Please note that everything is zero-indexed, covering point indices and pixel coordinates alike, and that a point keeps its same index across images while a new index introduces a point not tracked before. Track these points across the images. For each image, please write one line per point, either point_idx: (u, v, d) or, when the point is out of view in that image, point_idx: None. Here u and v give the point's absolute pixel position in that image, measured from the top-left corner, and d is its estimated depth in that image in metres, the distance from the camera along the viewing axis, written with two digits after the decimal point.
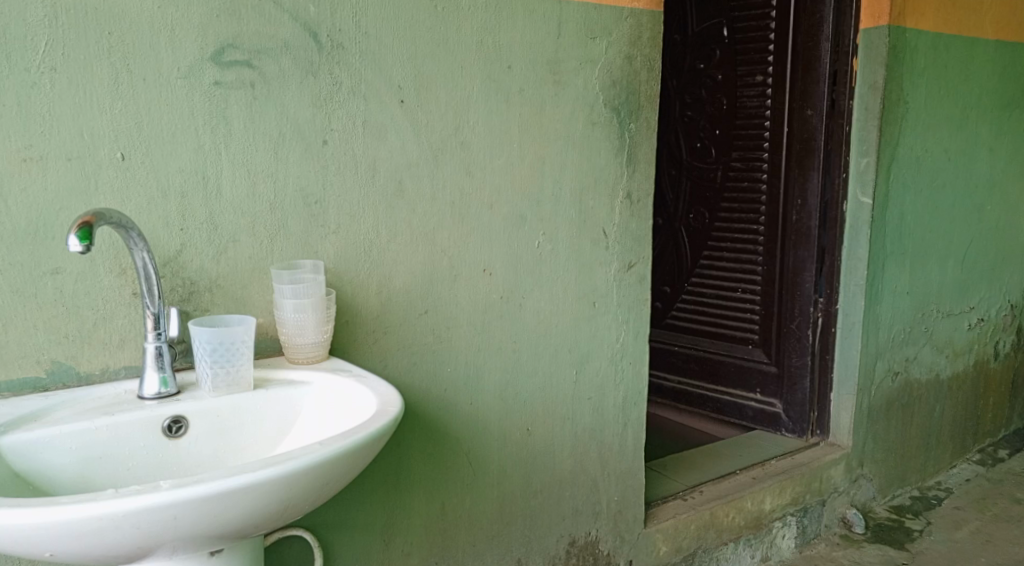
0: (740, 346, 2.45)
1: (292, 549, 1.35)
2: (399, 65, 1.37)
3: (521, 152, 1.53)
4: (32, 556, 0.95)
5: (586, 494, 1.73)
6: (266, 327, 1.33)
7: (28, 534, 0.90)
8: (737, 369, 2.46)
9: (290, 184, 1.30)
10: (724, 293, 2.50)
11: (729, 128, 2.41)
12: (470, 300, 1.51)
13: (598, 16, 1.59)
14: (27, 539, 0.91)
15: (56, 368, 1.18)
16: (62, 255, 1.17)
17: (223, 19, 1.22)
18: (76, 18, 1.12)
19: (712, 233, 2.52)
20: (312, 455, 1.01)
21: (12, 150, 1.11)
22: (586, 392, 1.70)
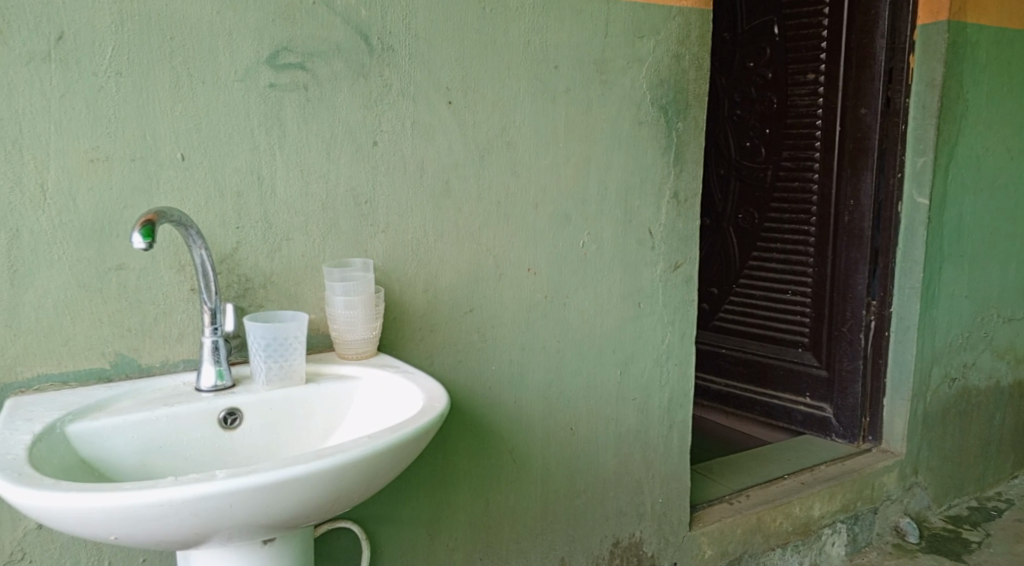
0: (790, 349, 2.41)
1: (341, 541, 1.39)
2: (448, 67, 1.39)
3: (567, 152, 1.54)
4: (98, 539, 0.99)
5: (631, 496, 1.73)
6: (317, 323, 1.37)
7: (95, 518, 0.94)
8: (787, 372, 2.42)
9: (341, 184, 1.33)
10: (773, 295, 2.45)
11: (779, 127, 2.37)
12: (515, 298, 1.52)
13: (646, 15, 1.59)
14: (94, 522, 0.95)
15: (119, 360, 1.24)
16: (126, 252, 1.22)
17: (278, 23, 1.25)
18: (141, 24, 1.17)
19: (761, 234, 2.48)
20: (362, 448, 1.04)
21: (80, 150, 1.16)
22: (631, 392, 1.70)
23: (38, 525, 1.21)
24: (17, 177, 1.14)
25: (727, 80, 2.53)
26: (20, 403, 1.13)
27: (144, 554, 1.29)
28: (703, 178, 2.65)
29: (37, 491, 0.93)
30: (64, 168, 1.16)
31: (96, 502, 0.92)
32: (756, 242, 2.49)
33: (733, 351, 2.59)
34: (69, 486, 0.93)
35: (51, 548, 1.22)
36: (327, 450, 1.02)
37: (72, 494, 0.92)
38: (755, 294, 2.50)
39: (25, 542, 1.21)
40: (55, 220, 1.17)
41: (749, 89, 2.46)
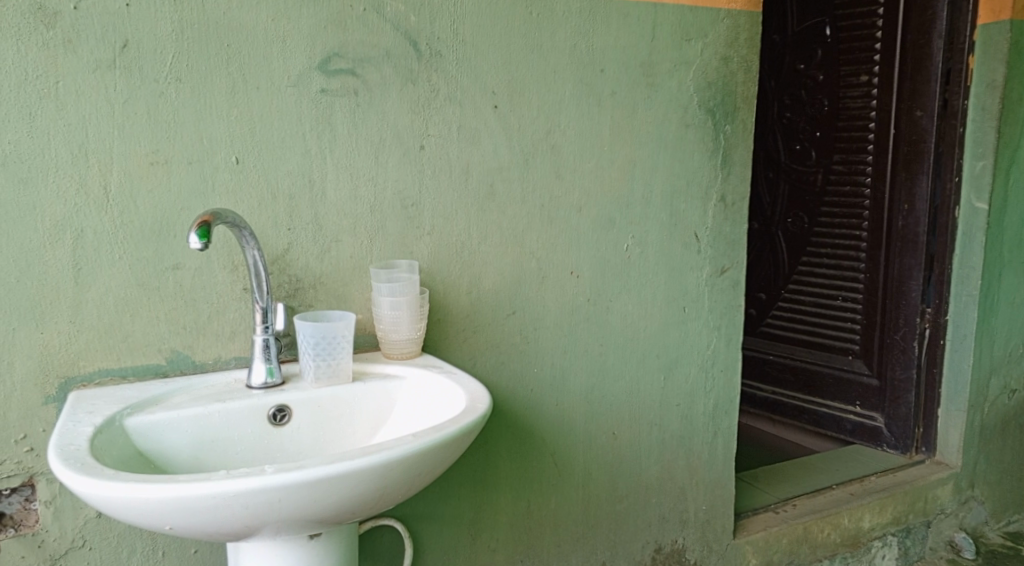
0: (839, 357, 2.34)
1: (384, 539, 1.41)
2: (495, 71, 1.41)
3: (612, 155, 1.54)
4: (153, 529, 1.02)
5: (674, 502, 1.71)
6: (364, 323, 1.39)
7: (152, 507, 0.97)
8: (835, 381, 2.35)
9: (389, 187, 1.36)
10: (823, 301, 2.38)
11: (829, 129, 2.31)
12: (557, 301, 1.52)
13: (694, 18, 1.58)
14: (151, 512, 0.98)
15: (175, 356, 1.28)
16: (183, 252, 1.26)
17: (330, 30, 1.29)
18: (199, 32, 1.21)
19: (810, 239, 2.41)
20: (406, 446, 1.07)
21: (141, 154, 1.21)
22: (674, 398, 1.68)
23: (98, 513, 1.26)
24: (81, 179, 1.19)
25: (778, 82, 2.49)
26: (82, 397, 1.18)
27: (197, 545, 1.33)
28: (752, 181, 2.60)
29: (97, 481, 0.96)
30: (126, 171, 1.21)
31: (153, 492, 0.96)
32: (804, 248, 2.43)
33: (779, 359, 2.53)
34: (127, 477, 0.97)
35: (109, 536, 1.27)
36: (374, 447, 1.04)
37: (131, 485, 0.96)
38: (804, 300, 2.44)
39: (85, 530, 1.25)
40: (116, 221, 1.21)
41: (799, 91, 2.40)
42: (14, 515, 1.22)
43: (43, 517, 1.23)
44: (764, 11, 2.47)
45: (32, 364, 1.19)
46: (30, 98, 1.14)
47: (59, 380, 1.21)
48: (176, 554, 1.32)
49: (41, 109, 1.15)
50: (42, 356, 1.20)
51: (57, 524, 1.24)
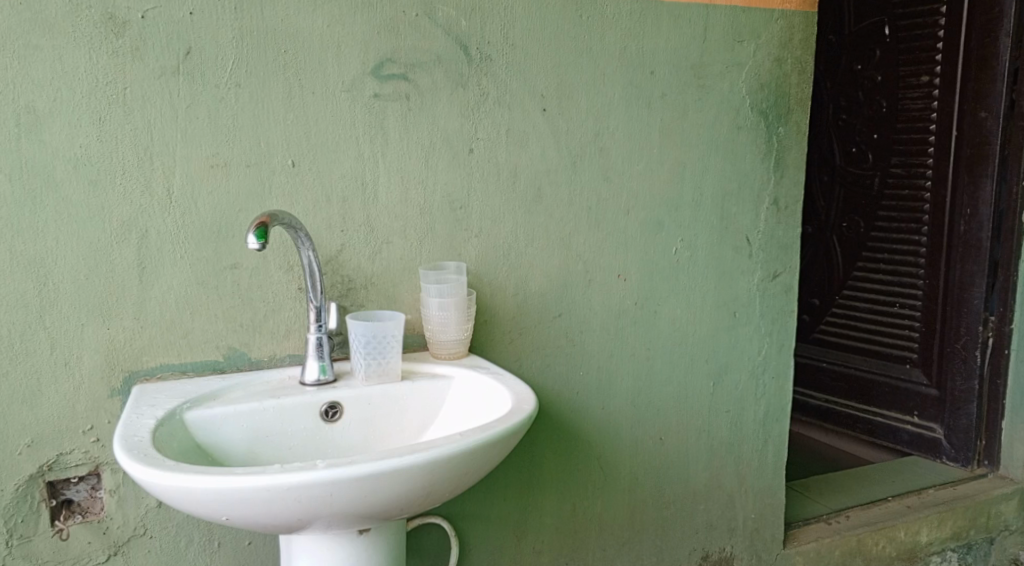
0: (896, 365, 2.27)
1: (430, 536, 1.43)
2: (544, 75, 1.42)
3: (662, 158, 1.53)
4: (211, 519, 1.06)
5: (722, 510, 1.69)
6: (413, 324, 1.41)
7: (209, 498, 1.00)
8: (892, 390, 2.28)
9: (438, 190, 1.38)
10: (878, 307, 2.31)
11: (888, 131, 2.25)
12: (604, 304, 1.52)
13: (747, 19, 1.56)
14: (208, 503, 1.01)
15: (232, 353, 1.33)
16: (240, 252, 1.30)
17: (383, 35, 1.31)
18: (258, 39, 1.25)
19: (866, 244, 2.34)
20: (453, 445, 1.08)
21: (203, 157, 1.26)
22: (724, 404, 1.66)
23: (159, 503, 1.31)
24: (146, 182, 1.24)
25: (833, 83, 2.42)
26: (145, 391, 1.23)
27: (251, 537, 1.37)
28: (806, 184, 2.53)
29: (158, 472, 1.00)
30: (188, 174, 1.25)
31: (209, 483, 0.99)
32: (860, 253, 2.35)
33: (833, 366, 2.45)
34: (187, 469, 1.01)
35: (169, 525, 1.32)
36: (421, 445, 1.06)
37: (188, 475, 1.00)
38: (859, 306, 2.36)
39: (146, 519, 1.31)
40: (178, 221, 1.26)
41: (856, 92, 2.34)
42: (81, 502, 1.28)
43: (108, 505, 1.28)
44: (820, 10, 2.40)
45: (99, 358, 1.25)
46: (100, 104, 1.20)
47: (123, 374, 1.27)
48: (231, 545, 1.36)
49: (110, 115, 1.20)
50: (108, 351, 1.25)
51: (120, 512, 1.29)
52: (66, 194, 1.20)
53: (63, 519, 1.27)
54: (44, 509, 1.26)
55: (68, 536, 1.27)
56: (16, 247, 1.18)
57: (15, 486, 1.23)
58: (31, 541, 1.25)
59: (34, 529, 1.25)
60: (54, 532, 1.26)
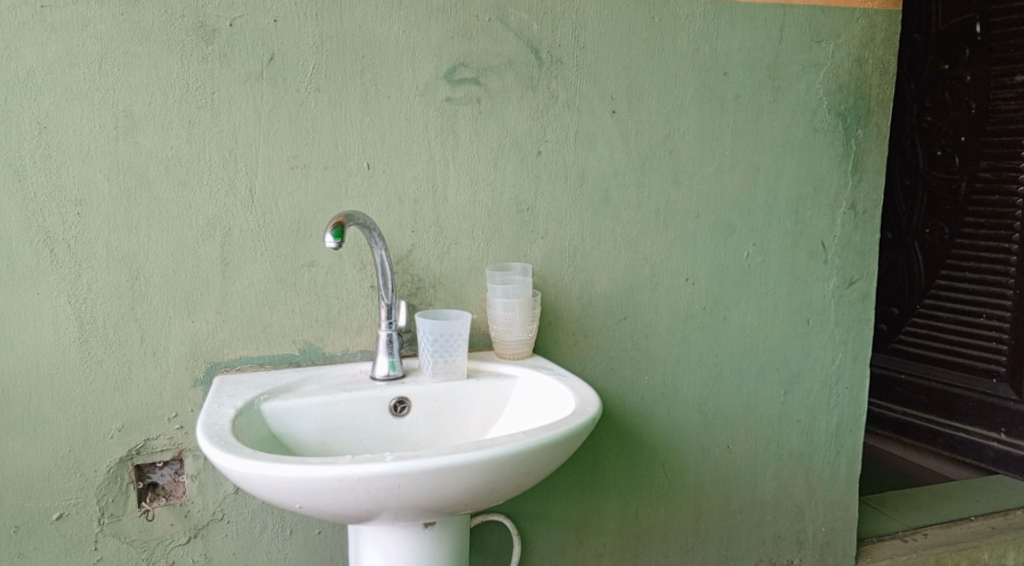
0: (981, 379, 2.16)
1: (493, 534, 1.44)
2: (614, 77, 1.42)
3: (734, 161, 1.50)
4: (286, 506, 1.10)
5: (791, 522, 1.65)
6: (480, 323, 1.43)
7: (285, 485, 1.04)
8: (976, 405, 2.17)
9: (506, 192, 1.40)
10: (963, 318, 2.21)
11: (977, 134, 2.15)
12: (671, 308, 1.51)
13: (826, 18, 1.52)
14: (283, 490, 1.05)
15: (307, 348, 1.38)
16: (317, 251, 1.35)
17: (456, 40, 1.34)
18: (336, 45, 1.30)
19: (952, 252, 2.24)
20: (517, 443, 1.10)
21: (283, 159, 1.31)
22: (794, 413, 1.62)
23: (236, 490, 1.37)
24: (230, 181, 1.29)
25: (917, 84, 2.32)
26: (226, 381, 1.29)
27: (320, 526, 1.42)
28: (886, 189, 2.43)
29: (237, 458, 1.05)
30: (269, 175, 1.31)
31: (284, 471, 1.03)
32: (946, 261, 2.25)
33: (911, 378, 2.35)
34: (265, 457, 1.05)
35: (245, 511, 1.38)
36: (487, 442, 1.08)
37: (265, 463, 1.04)
38: (943, 316, 2.26)
39: (224, 504, 1.37)
40: (260, 220, 1.32)
41: (943, 92, 2.23)
42: (165, 485, 1.35)
43: (189, 489, 1.35)
44: (907, 8, 2.31)
45: (184, 349, 1.32)
46: (190, 108, 1.26)
47: (206, 364, 1.33)
48: (301, 533, 1.41)
49: (198, 118, 1.26)
50: (193, 342, 1.32)
51: (201, 496, 1.36)
52: (158, 193, 1.27)
53: (149, 501, 1.34)
54: (132, 491, 1.33)
55: (154, 517, 1.34)
56: (111, 243, 1.26)
57: (107, 468, 1.31)
58: (120, 520, 1.32)
59: (123, 509, 1.33)
60: (141, 513, 1.34)
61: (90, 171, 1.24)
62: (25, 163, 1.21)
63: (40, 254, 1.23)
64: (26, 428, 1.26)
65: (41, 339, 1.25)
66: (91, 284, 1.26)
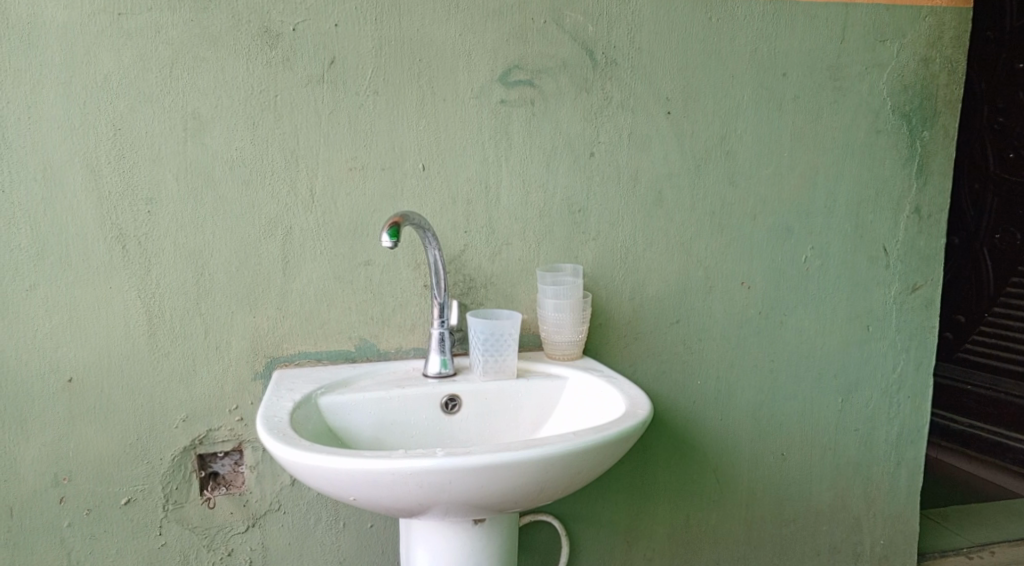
0: None
1: (541, 534, 1.45)
2: (670, 78, 1.41)
3: (792, 163, 1.47)
4: (341, 499, 1.12)
5: (848, 533, 1.61)
6: (530, 324, 1.44)
7: (340, 477, 1.07)
8: None
9: (559, 193, 1.40)
10: None
11: None
12: (726, 312, 1.49)
13: (891, 17, 1.48)
14: (338, 482, 1.08)
15: (362, 344, 1.40)
16: (373, 250, 1.38)
17: (512, 43, 1.35)
18: (395, 48, 1.32)
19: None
20: (567, 443, 1.10)
21: (343, 160, 1.34)
22: (852, 422, 1.58)
23: (292, 481, 1.41)
24: (292, 182, 1.33)
25: (989, 83, 2.22)
26: (285, 375, 1.33)
27: (372, 520, 1.45)
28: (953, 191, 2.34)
29: (294, 449, 1.08)
30: (328, 175, 1.34)
31: (339, 463, 1.06)
32: (1018, 267, 2.21)
33: (990, 390, 2.27)
34: (321, 448, 1.08)
35: (301, 503, 1.42)
36: (537, 441, 1.09)
37: (322, 455, 1.06)
38: (1014, 324, 2.22)
39: (281, 495, 1.41)
40: (319, 220, 1.35)
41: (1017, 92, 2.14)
42: (225, 474, 1.40)
43: (249, 479, 1.40)
44: (980, 6, 2.22)
45: (245, 344, 1.36)
46: (254, 110, 1.30)
47: (266, 358, 1.37)
48: (354, 526, 1.44)
49: (262, 120, 1.31)
50: (254, 337, 1.36)
51: (259, 487, 1.40)
52: (223, 193, 1.31)
53: (210, 489, 1.39)
54: (194, 479, 1.38)
55: (214, 505, 1.39)
56: (179, 240, 1.31)
57: (172, 456, 1.36)
58: (183, 507, 1.38)
59: (186, 496, 1.38)
60: (202, 501, 1.39)
61: (160, 171, 1.29)
62: (101, 163, 1.27)
63: (113, 250, 1.29)
64: (98, 416, 1.32)
65: (113, 332, 1.31)
66: (160, 279, 1.31)
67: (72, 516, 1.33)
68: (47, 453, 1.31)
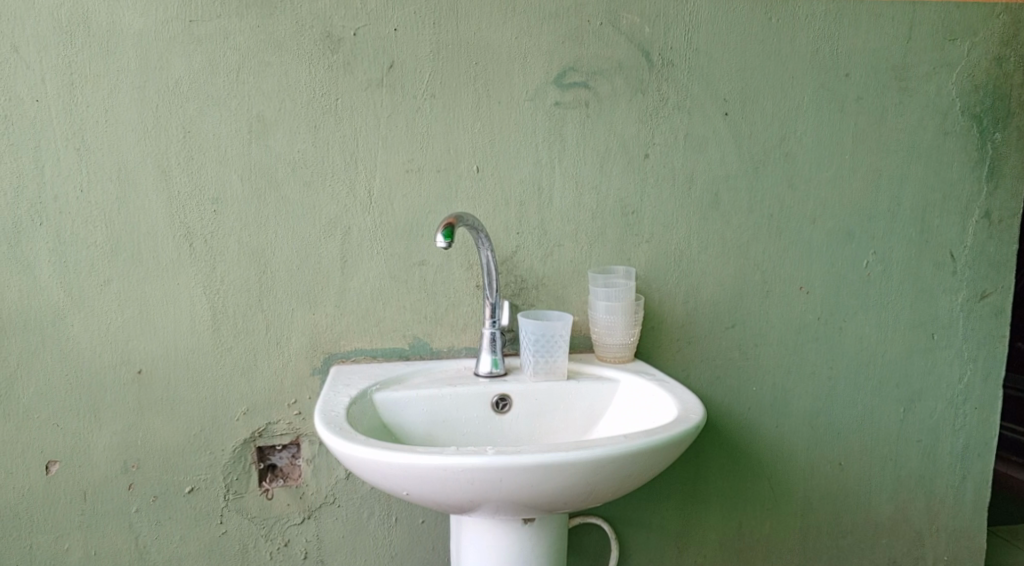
0: None
1: (590, 536, 1.45)
2: (728, 79, 1.39)
3: (853, 165, 1.44)
4: (394, 493, 1.14)
5: (908, 547, 1.56)
6: (581, 326, 1.44)
7: (393, 471, 1.09)
8: None
9: (612, 195, 1.40)
10: None
11: None
12: (783, 317, 1.46)
13: (962, 15, 1.43)
14: (392, 476, 1.10)
15: (416, 342, 1.43)
16: (427, 250, 1.40)
17: (567, 45, 1.36)
18: (452, 52, 1.34)
19: None
20: (619, 446, 1.09)
21: (399, 162, 1.36)
22: (915, 432, 1.53)
23: (347, 475, 1.44)
24: (350, 183, 1.36)
25: None
26: (340, 371, 1.37)
27: (424, 516, 1.47)
28: None
29: (350, 443, 1.10)
30: (385, 177, 1.37)
31: (393, 457, 1.07)
32: None
33: None
34: (375, 443, 1.10)
35: (355, 497, 1.45)
36: (588, 442, 1.09)
37: (376, 449, 1.08)
38: None
39: (336, 489, 1.44)
40: (376, 220, 1.38)
41: None
42: (283, 467, 1.44)
43: (305, 472, 1.44)
44: None
45: (304, 340, 1.40)
46: (316, 114, 1.34)
47: (323, 355, 1.41)
48: (406, 521, 1.47)
49: (323, 123, 1.34)
50: (312, 334, 1.40)
51: (315, 480, 1.44)
52: (285, 193, 1.35)
53: (268, 481, 1.44)
54: (254, 471, 1.42)
55: (272, 497, 1.43)
56: (243, 239, 1.35)
57: (233, 447, 1.41)
58: (243, 497, 1.42)
59: (245, 487, 1.42)
60: (261, 492, 1.43)
61: (226, 172, 1.33)
62: (171, 164, 1.32)
63: (181, 248, 1.34)
64: (165, 408, 1.37)
65: (180, 327, 1.36)
66: (224, 276, 1.36)
67: (139, 502, 1.39)
68: (118, 441, 1.37)
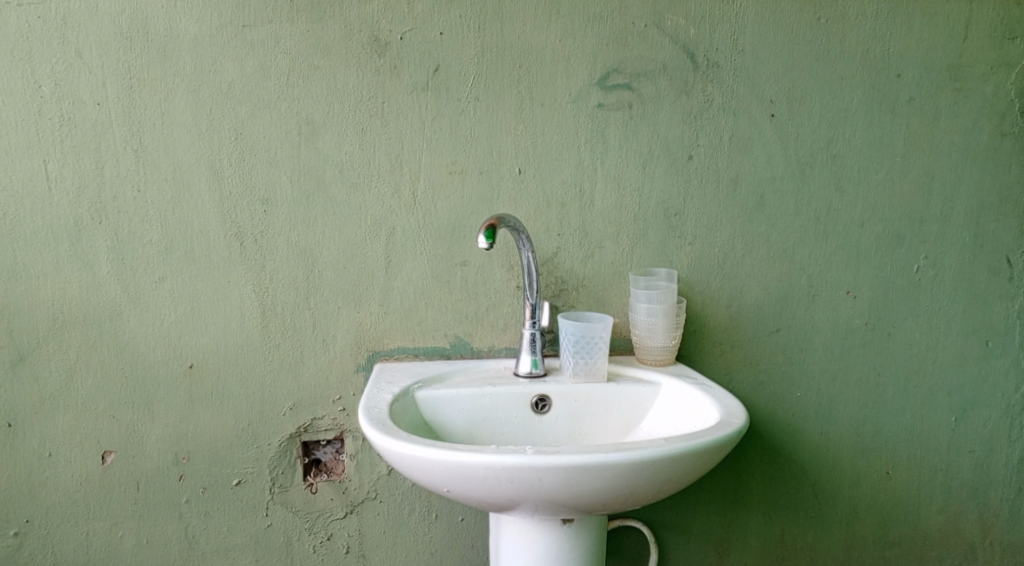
0: None
1: (629, 539, 1.44)
2: (775, 80, 1.37)
3: (904, 167, 1.41)
4: (435, 490, 1.15)
5: (959, 560, 1.51)
6: (622, 328, 1.44)
7: (434, 468, 1.10)
8: None
9: (654, 197, 1.39)
10: None
11: None
12: (829, 322, 1.43)
13: (1021, 13, 1.39)
14: (432, 473, 1.11)
15: (457, 342, 1.44)
16: (469, 250, 1.41)
17: (612, 47, 1.36)
18: (496, 55, 1.35)
19: None
20: (659, 449, 1.09)
21: (443, 164, 1.38)
22: (967, 443, 1.48)
23: (389, 472, 1.46)
24: (395, 184, 1.38)
25: None
26: (383, 369, 1.39)
27: (463, 514, 1.48)
28: None
29: (393, 440, 1.12)
30: (429, 178, 1.38)
31: (434, 454, 1.09)
32: None
33: None
34: (417, 440, 1.11)
35: (396, 493, 1.47)
36: (628, 444, 1.08)
37: (418, 446, 1.10)
38: None
39: (377, 484, 1.46)
40: (420, 221, 1.39)
41: None
42: (327, 462, 1.47)
43: (348, 467, 1.46)
44: None
45: (348, 338, 1.42)
46: (363, 116, 1.36)
47: (367, 352, 1.43)
48: (446, 518, 1.48)
49: (370, 125, 1.36)
50: (356, 332, 1.42)
51: (358, 475, 1.46)
52: (332, 194, 1.38)
53: (313, 476, 1.46)
54: (299, 465, 1.45)
55: (316, 491, 1.46)
56: (291, 238, 1.38)
57: (278, 442, 1.44)
58: (288, 491, 1.45)
59: (290, 481, 1.45)
60: (305, 486, 1.46)
61: (275, 173, 1.36)
62: (223, 165, 1.36)
63: (232, 246, 1.38)
64: (215, 401, 1.41)
65: (230, 323, 1.40)
66: (273, 275, 1.39)
67: (189, 493, 1.43)
68: (170, 433, 1.41)
